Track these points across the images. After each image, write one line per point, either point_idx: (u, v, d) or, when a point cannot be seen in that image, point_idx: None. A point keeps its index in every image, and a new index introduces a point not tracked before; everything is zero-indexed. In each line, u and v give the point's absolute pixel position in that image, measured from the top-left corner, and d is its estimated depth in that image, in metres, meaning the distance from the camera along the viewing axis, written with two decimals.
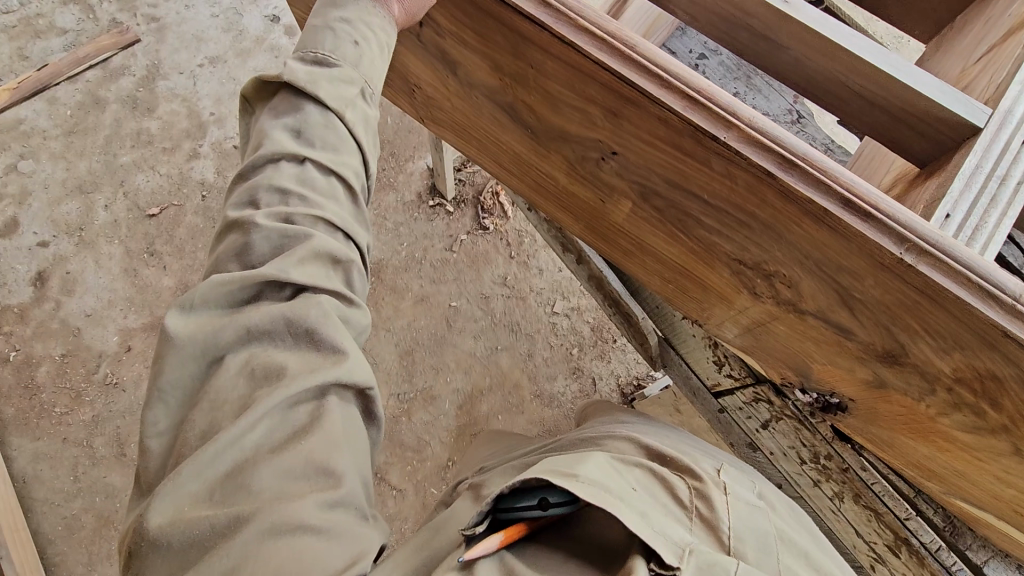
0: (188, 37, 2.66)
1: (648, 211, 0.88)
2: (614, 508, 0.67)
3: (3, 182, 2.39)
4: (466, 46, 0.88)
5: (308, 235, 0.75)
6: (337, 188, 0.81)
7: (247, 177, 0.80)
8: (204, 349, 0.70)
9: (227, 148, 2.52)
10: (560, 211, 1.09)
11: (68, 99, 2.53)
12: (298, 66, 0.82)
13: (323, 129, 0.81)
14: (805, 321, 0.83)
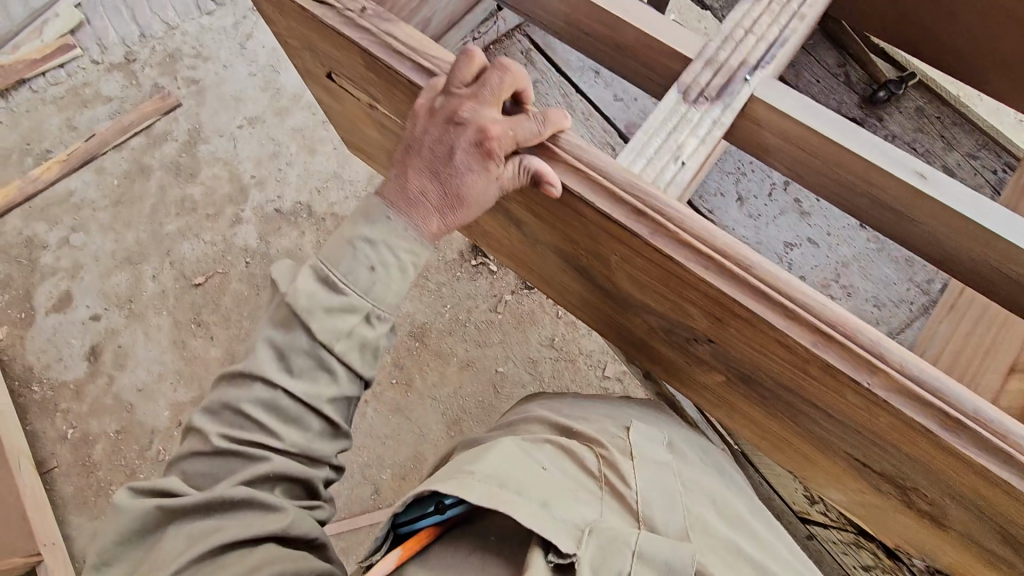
0: (228, 98, 2.64)
1: (743, 394, 0.80)
2: (505, 503, 0.81)
3: (57, 256, 2.43)
4: (537, 216, 0.81)
5: (265, 460, 0.85)
6: (305, 418, 0.88)
7: (228, 383, 0.90)
8: (152, 519, 0.83)
9: (268, 212, 2.49)
10: (632, 353, 1.00)
11: (116, 168, 2.55)
12: (303, 279, 0.85)
13: (302, 363, 0.86)
14: (945, 532, 0.73)
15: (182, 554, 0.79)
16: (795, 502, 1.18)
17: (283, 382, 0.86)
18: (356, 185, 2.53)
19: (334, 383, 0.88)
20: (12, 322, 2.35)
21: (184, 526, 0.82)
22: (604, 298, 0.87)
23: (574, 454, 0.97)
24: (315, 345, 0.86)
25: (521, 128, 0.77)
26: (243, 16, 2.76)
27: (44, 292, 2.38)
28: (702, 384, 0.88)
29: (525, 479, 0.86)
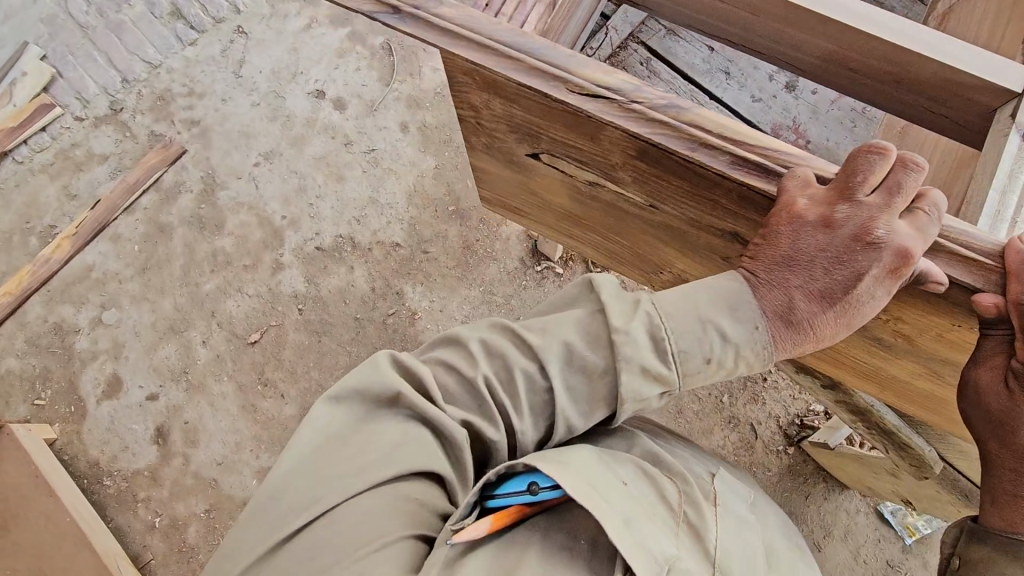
0: (236, 135, 2.42)
1: (943, 385, 0.93)
2: (596, 510, 0.77)
3: (94, 338, 2.24)
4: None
5: (495, 428, 0.85)
6: (544, 425, 0.88)
7: (519, 343, 0.87)
8: (389, 399, 0.86)
9: (309, 251, 2.32)
10: (863, 384, 1.08)
11: (132, 233, 2.33)
12: (614, 302, 0.85)
13: (582, 378, 0.85)
14: None
15: (383, 451, 0.82)
16: None
17: (558, 380, 0.84)
18: (396, 206, 2.36)
19: (598, 412, 0.86)
20: (63, 418, 2.18)
21: (397, 424, 0.84)
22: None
23: (657, 481, 0.92)
24: (599, 378, 0.85)
25: (929, 229, 0.75)
26: (229, 40, 2.50)
27: (90, 379, 2.21)
28: (892, 373, 1.00)
29: (614, 488, 0.83)
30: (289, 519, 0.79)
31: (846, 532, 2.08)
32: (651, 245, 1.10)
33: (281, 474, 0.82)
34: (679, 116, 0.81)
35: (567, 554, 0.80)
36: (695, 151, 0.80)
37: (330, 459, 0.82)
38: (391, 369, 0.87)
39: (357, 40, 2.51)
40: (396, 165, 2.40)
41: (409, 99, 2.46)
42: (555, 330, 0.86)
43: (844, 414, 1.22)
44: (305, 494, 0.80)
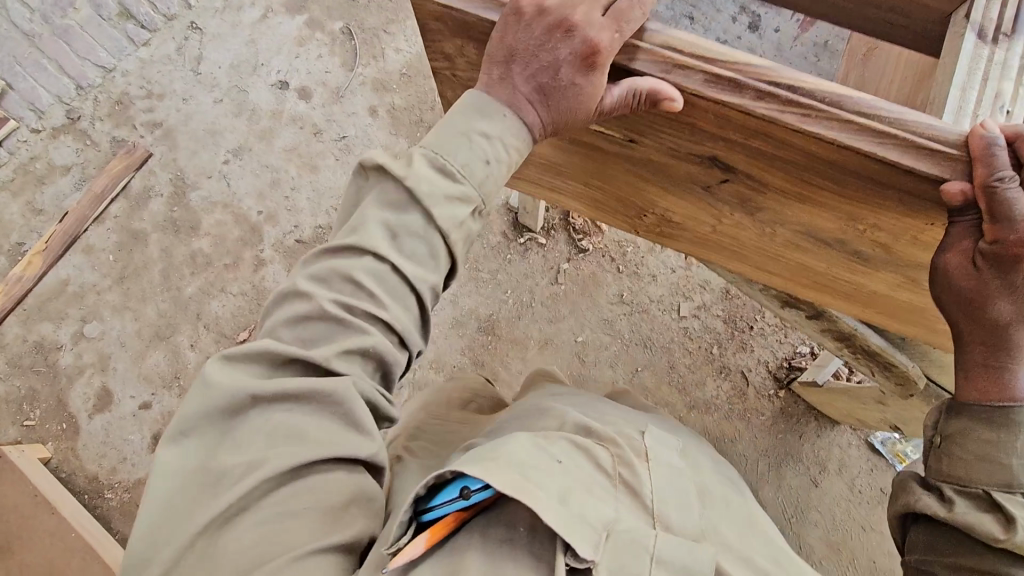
0: (202, 134, 2.37)
1: (922, 292, 0.97)
2: (531, 501, 0.77)
3: (78, 353, 2.20)
4: (749, 179, 0.90)
5: (365, 331, 0.85)
6: (414, 302, 0.89)
7: (329, 252, 0.88)
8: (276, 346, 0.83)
9: (289, 245, 2.30)
10: (843, 302, 1.12)
11: (105, 242, 2.28)
12: (423, 165, 0.84)
13: (423, 242, 0.86)
14: None
15: (303, 434, 0.80)
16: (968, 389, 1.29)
17: (395, 258, 0.85)
18: None
19: (444, 260, 0.88)
20: (56, 435, 2.15)
21: (263, 418, 0.81)
22: (802, 241, 0.99)
23: (591, 452, 0.92)
24: (436, 233, 0.86)
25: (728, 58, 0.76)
26: (183, 37, 2.44)
27: (79, 394, 2.18)
28: (872, 289, 1.03)
29: (542, 473, 0.83)
30: (182, 559, 0.75)
31: (839, 465, 2.16)
32: (628, 185, 1.07)
33: (162, 515, 0.78)
34: (650, 36, 0.80)
35: (507, 546, 0.80)
36: (667, 70, 0.78)
37: (207, 481, 0.78)
38: (241, 357, 0.83)
39: (315, 27, 2.47)
40: (368, 150, 2.38)
41: (374, 83, 2.43)
42: (370, 222, 0.85)
43: (830, 343, 1.28)
44: (192, 525, 0.76)
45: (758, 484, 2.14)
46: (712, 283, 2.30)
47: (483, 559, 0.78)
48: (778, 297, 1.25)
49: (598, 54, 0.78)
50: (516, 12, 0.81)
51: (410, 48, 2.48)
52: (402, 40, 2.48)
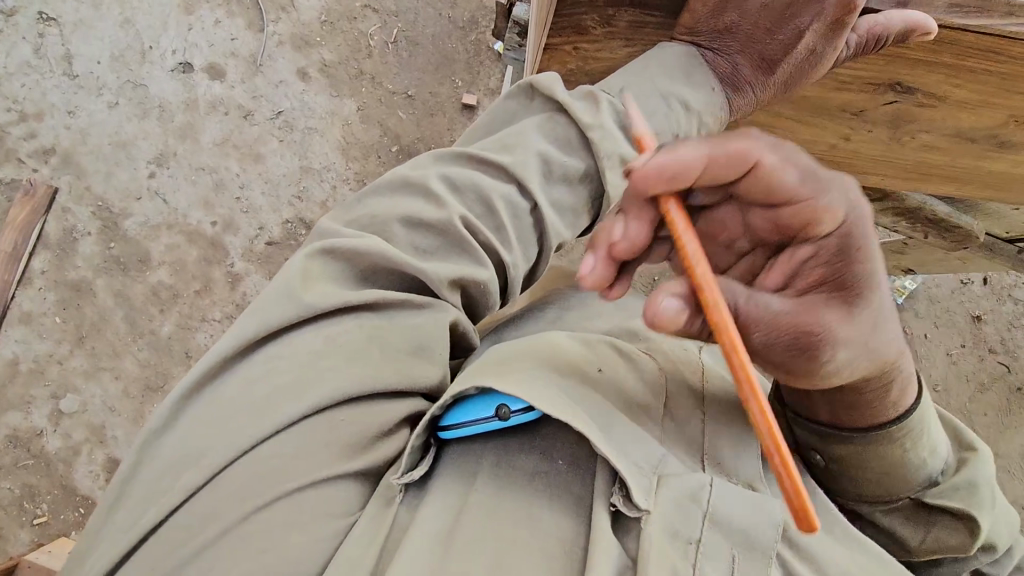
0: (109, 149, 2.01)
1: None
2: (573, 418, 0.65)
3: (65, 433, 1.90)
4: (924, 95, 0.84)
5: (481, 265, 0.72)
6: (536, 250, 0.77)
7: (472, 156, 0.75)
8: (384, 253, 0.70)
9: (261, 250, 2.03)
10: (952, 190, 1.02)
11: (43, 304, 1.94)
12: (608, 116, 0.76)
13: (569, 190, 0.76)
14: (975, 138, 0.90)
15: (378, 356, 0.68)
16: (1004, 230, 1.34)
17: (541, 197, 0.74)
18: (334, 167, 2.09)
19: (583, 218, 0.78)
20: (78, 523, 1.86)
21: (332, 330, 0.68)
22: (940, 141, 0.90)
23: (634, 359, 0.83)
24: (580, 183, 0.77)
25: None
26: (37, 33, 2.02)
27: (84, 477, 1.88)
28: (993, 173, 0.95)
29: (581, 385, 0.73)
30: (190, 471, 0.63)
31: None
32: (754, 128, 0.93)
33: (182, 411, 0.67)
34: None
35: (543, 482, 0.69)
36: (907, 5, 0.77)
37: (237, 388, 0.66)
38: (328, 260, 0.71)
39: None
40: (313, 121, 2.10)
41: (293, 39, 2.12)
42: (523, 142, 0.74)
43: (886, 219, 1.29)
44: (209, 435, 0.64)
45: None
46: None
47: (509, 493, 0.67)
48: None
49: (850, 12, 0.76)
50: None
51: None
52: None
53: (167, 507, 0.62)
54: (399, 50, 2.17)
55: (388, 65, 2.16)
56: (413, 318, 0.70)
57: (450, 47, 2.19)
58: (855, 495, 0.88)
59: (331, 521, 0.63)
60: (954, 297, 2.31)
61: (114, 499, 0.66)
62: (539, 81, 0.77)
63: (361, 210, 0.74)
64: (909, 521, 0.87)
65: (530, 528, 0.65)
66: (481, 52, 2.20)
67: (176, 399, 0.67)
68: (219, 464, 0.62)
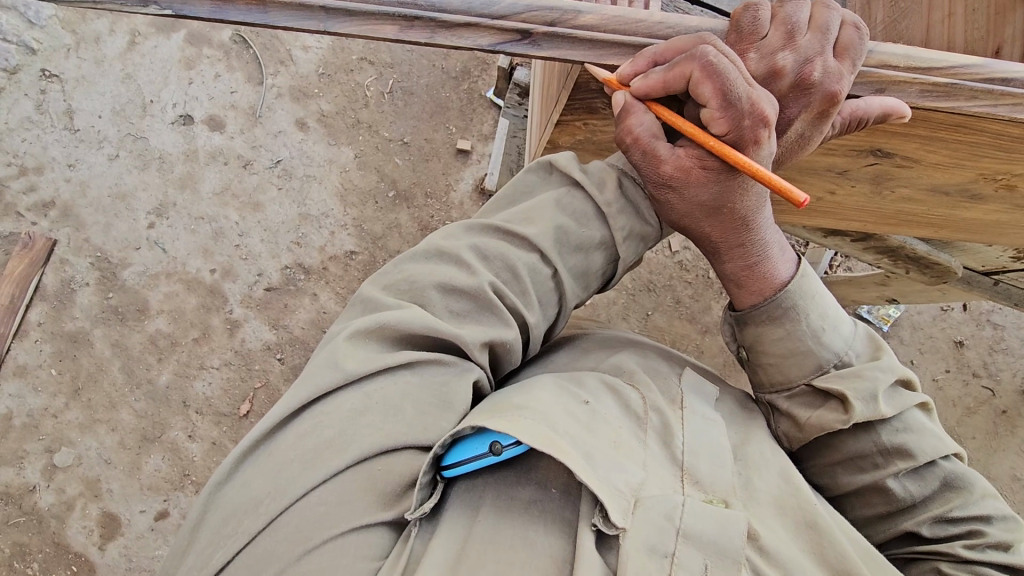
0: (108, 201, 2.03)
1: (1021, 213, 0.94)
2: (559, 452, 0.64)
3: (58, 488, 1.85)
4: (904, 159, 0.83)
5: (507, 326, 0.75)
6: (554, 309, 0.80)
7: (495, 224, 0.78)
8: (419, 317, 0.73)
9: (260, 296, 2.05)
10: (925, 230, 1.05)
11: (39, 357, 1.93)
12: (618, 186, 0.79)
13: (586, 258, 0.79)
14: (958, 192, 0.90)
15: (410, 414, 0.69)
16: (980, 265, 1.41)
17: (563, 264, 0.77)
18: (332, 213, 2.13)
19: (596, 282, 0.82)
20: None
21: (368, 389, 0.70)
22: (917, 194, 0.92)
23: (623, 392, 0.79)
24: (597, 250, 0.79)
25: (858, 57, 0.68)
26: (39, 89, 2.06)
27: (77, 533, 1.82)
28: (965, 218, 0.98)
29: (571, 417, 0.70)
30: (249, 518, 0.65)
31: None
32: None
33: (241, 467, 0.69)
34: (866, 58, 0.70)
35: (538, 508, 0.67)
36: (885, 92, 0.70)
37: (291, 439, 0.69)
38: (369, 326, 0.73)
39: (200, 42, 2.17)
40: (312, 170, 2.15)
41: (292, 91, 2.20)
42: (543, 215, 0.77)
43: (871, 256, 1.36)
44: (264, 485, 0.66)
45: None
46: None
47: (506, 522, 0.66)
48: (823, 230, 1.28)
49: (834, 104, 0.67)
50: None
51: (320, 44, 2.27)
52: (307, 37, 2.26)
53: (229, 551, 0.64)
54: (394, 99, 2.25)
55: (384, 114, 2.23)
56: (444, 379, 0.72)
57: (444, 96, 2.28)
58: (760, 385, 0.87)
59: (363, 566, 0.62)
60: (936, 323, 2.39)
61: (181, 546, 0.69)
62: (559, 157, 0.81)
63: (396, 276, 0.78)
64: (802, 408, 0.83)
65: (524, 551, 0.63)
66: (474, 100, 2.29)
67: (237, 455, 0.70)
68: (273, 512, 0.64)
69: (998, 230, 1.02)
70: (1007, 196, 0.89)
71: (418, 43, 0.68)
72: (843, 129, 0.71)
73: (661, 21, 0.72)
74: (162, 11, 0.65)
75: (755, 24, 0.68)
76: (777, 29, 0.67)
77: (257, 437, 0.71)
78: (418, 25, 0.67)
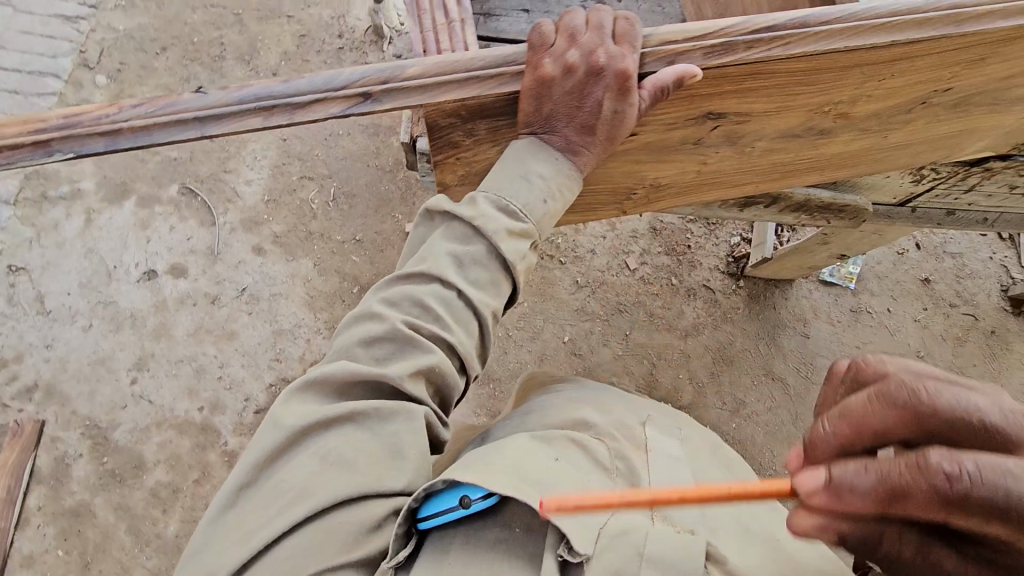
0: (88, 369, 2.10)
1: (873, 133, 1.02)
2: (530, 498, 0.73)
3: None
4: (738, 116, 0.91)
5: (429, 352, 0.79)
6: (477, 326, 0.83)
7: (399, 273, 0.84)
8: (345, 370, 0.78)
9: (252, 420, 2.08)
10: (808, 175, 1.12)
11: (44, 541, 1.90)
12: (487, 204, 0.81)
13: (481, 274, 0.81)
14: (808, 129, 0.97)
15: (361, 460, 0.75)
16: (893, 197, 1.49)
17: (461, 285, 0.80)
18: (304, 322, 2.21)
19: (504, 292, 0.84)
20: None
21: (316, 445, 0.76)
22: (774, 143, 0.99)
23: (590, 448, 0.90)
24: (490, 262, 0.81)
25: (635, 40, 0.80)
26: (9, 284, 2.18)
27: None
28: (831, 153, 1.06)
29: (545, 472, 0.80)
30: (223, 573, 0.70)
31: (815, 312, 2.37)
32: (628, 174, 0.98)
33: (208, 537, 0.74)
34: (645, 42, 0.81)
35: (503, 545, 0.76)
36: (677, 61, 0.80)
37: (251, 506, 0.74)
38: (303, 385, 0.79)
39: (150, 203, 2.33)
40: (276, 289, 2.25)
41: (243, 223, 2.34)
42: (432, 250, 0.82)
43: (789, 216, 1.45)
44: (224, 555, 0.71)
45: (771, 363, 2.30)
46: (639, 229, 2.47)
47: (474, 561, 0.74)
48: (737, 203, 1.39)
49: (628, 79, 0.79)
50: (542, 84, 0.79)
51: (259, 174, 2.42)
52: (246, 171, 2.42)
53: None
54: (338, 204, 2.39)
55: (332, 220, 2.37)
56: (377, 417, 0.77)
57: (383, 189, 2.43)
58: None
59: None
60: (899, 268, 2.45)
61: None
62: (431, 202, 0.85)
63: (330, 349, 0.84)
64: None
65: None
66: (411, 184, 2.44)
67: (205, 525, 0.75)
68: (245, 562, 0.70)
69: (868, 156, 1.09)
70: (848, 122, 0.97)
71: (282, 125, 0.78)
72: (654, 101, 0.81)
73: (474, 57, 0.80)
74: (65, 156, 0.77)
75: (543, 36, 0.80)
76: (562, 36, 0.81)
77: (222, 500, 0.76)
78: (277, 111, 0.78)
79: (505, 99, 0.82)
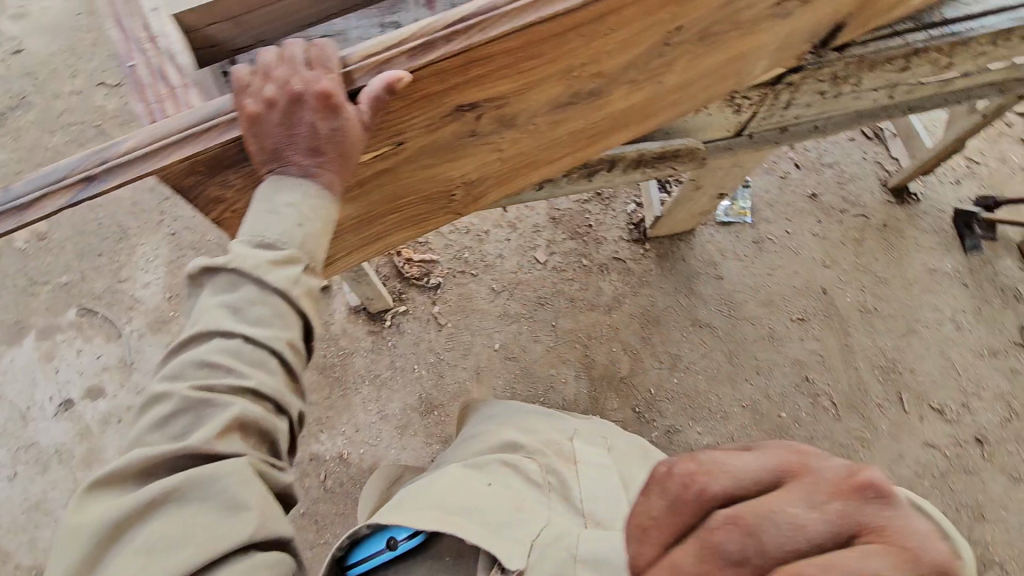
0: (22, 518, 2.02)
1: (643, 82, 1.08)
2: (459, 530, 0.82)
3: None
4: (492, 102, 0.94)
5: (223, 406, 0.71)
6: (275, 363, 0.77)
7: (172, 349, 0.76)
8: (129, 464, 0.69)
9: None
10: (612, 133, 1.19)
11: None
12: (246, 244, 0.78)
13: (261, 310, 0.76)
14: (574, 96, 1.02)
15: (178, 549, 0.65)
16: (728, 130, 1.59)
17: (240, 329, 0.74)
18: None
19: (295, 320, 0.79)
20: None
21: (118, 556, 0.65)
22: (551, 116, 1.04)
23: (521, 469, 0.98)
24: (271, 295, 0.77)
25: (330, 62, 0.82)
26: None
27: None
28: (617, 109, 1.12)
29: (475, 503, 0.88)
30: None
31: (722, 253, 2.47)
32: (430, 178, 1.03)
33: None
34: (343, 61, 0.83)
35: None
36: (383, 68, 0.81)
37: None
38: (85, 504, 0.68)
39: (50, 334, 2.28)
40: None
41: (151, 326, 2.31)
42: (202, 307, 0.76)
43: (637, 174, 1.52)
44: None
45: (695, 312, 2.38)
46: (540, 222, 2.52)
47: None
48: (583, 175, 1.46)
49: (330, 96, 0.79)
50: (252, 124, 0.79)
51: (155, 274, 2.39)
52: (141, 274, 2.38)
53: None
54: None
55: None
56: (185, 493, 0.67)
57: None
58: None
59: None
60: (786, 190, 2.57)
61: None
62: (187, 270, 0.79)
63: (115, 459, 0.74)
64: None
65: None
66: None
67: None
68: None
69: (656, 101, 1.16)
70: (609, 78, 1.02)
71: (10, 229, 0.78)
72: (371, 112, 0.82)
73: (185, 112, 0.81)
74: None
75: (237, 79, 0.80)
76: (256, 76, 0.81)
77: None
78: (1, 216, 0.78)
79: (233, 146, 0.82)
